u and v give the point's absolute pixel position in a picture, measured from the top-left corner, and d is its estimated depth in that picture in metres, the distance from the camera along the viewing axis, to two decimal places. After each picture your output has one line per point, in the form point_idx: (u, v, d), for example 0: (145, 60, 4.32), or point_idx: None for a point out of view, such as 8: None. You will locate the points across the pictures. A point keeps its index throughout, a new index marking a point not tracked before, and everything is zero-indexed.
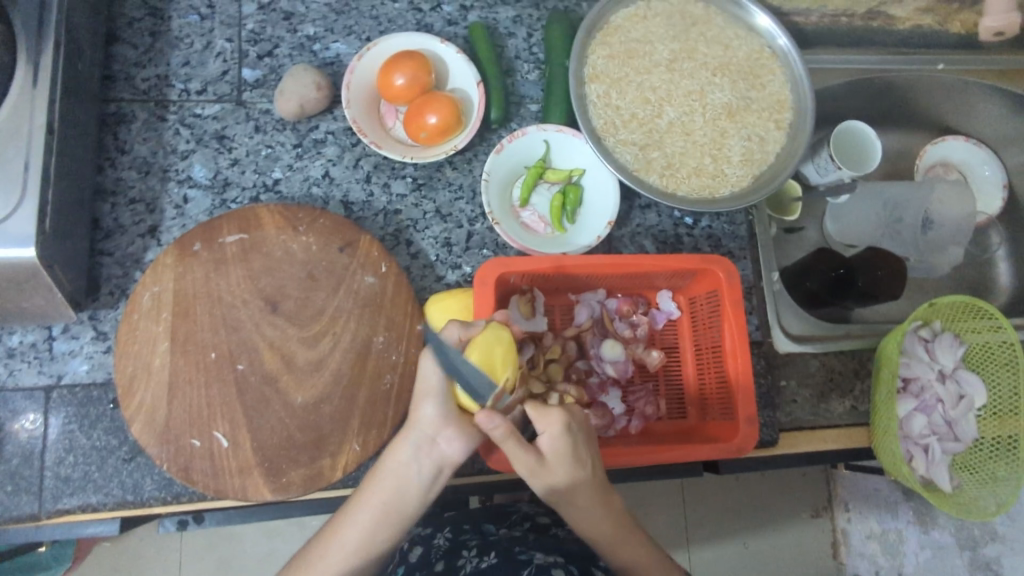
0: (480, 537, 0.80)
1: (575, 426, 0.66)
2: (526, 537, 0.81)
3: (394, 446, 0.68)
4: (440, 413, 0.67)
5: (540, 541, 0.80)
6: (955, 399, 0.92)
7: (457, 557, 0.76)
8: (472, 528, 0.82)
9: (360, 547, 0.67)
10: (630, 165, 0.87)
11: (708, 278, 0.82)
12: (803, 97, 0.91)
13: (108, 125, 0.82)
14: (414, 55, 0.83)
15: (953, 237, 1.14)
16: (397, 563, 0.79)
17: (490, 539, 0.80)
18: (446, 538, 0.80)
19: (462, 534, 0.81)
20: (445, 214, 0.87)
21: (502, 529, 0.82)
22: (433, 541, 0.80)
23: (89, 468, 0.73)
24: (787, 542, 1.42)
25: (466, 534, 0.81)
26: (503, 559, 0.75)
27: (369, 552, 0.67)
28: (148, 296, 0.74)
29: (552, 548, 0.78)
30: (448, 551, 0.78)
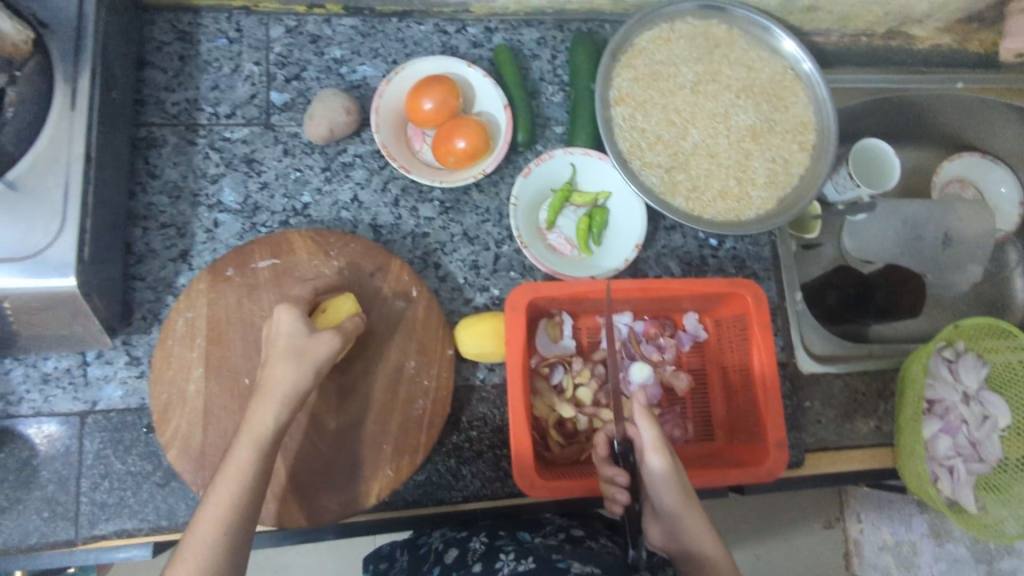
0: (516, 542, 0.74)
1: None
2: (562, 546, 0.73)
3: (253, 405, 0.62)
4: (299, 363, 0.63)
5: (577, 552, 0.72)
6: (979, 419, 0.93)
7: (494, 561, 0.72)
8: (508, 534, 0.77)
9: (234, 500, 0.57)
10: (656, 188, 0.88)
11: (735, 302, 0.82)
12: (826, 118, 0.91)
13: (139, 149, 0.83)
14: (442, 80, 0.83)
15: (971, 256, 1.15)
16: (433, 563, 0.77)
17: (526, 544, 0.74)
18: (483, 542, 0.75)
19: (498, 539, 0.76)
20: (472, 237, 0.87)
21: (538, 538, 0.76)
22: (469, 544, 0.76)
23: (124, 493, 0.73)
24: (795, 551, 1.37)
25: (502, 539, 0.76)
26: (540, 564, 0.69)
27: (242, 504, 0.57)
28: (182, 322, 0.74)
29: (590, 559, 0.70)
30: (484, 554, 0.73)
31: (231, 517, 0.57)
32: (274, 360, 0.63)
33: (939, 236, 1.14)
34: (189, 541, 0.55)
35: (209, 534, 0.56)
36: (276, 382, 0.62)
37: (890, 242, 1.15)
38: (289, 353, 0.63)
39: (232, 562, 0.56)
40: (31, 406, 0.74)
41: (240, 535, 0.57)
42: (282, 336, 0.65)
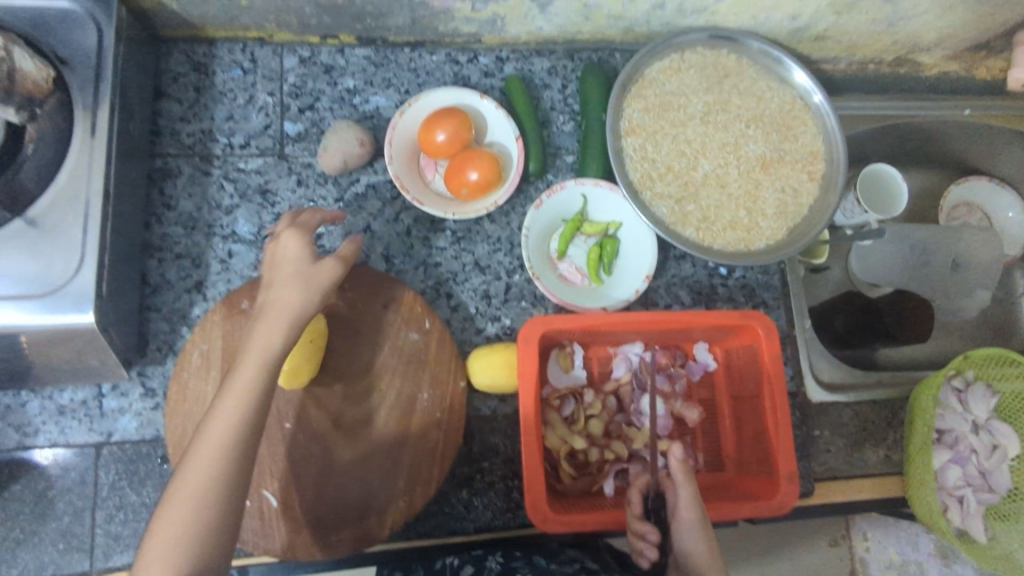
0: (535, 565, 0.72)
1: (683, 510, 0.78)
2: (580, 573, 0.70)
3: (256, 327, 0.62)
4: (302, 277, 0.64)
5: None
6: (989, 449, 0.92)
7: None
8: (524, 557, 0.75)
9: (246, 400, 0.58)
10: (666, 218, 0.88)
11: (746, 333, 0.83)
12: (835, 148, 0.92)
13: (155, 180, 0.84)
14: (455, 112, 0.84)
15: (981, 279, 1.12)
16: None
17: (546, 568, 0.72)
18: (499, 563, 0.73)
19: (514, 560, 0.74)
20: (484, 267, 0.88)
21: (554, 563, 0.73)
22: (485, 564, 0.73)
23: (139, 525, 0.73)
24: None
25: (519, 561, 0.73)
26: None
27: (247, 424, 0.58)
28: (197, 354, 0.75)
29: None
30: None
31: (237, 436, 0.57)
32: (273, 286, 0.64)
33: (949, 259, 1.12)
34: (195, 457, 0.56)
35: (215, 456, 0.56)
36: (278, 303, 0.63)
37: (898, 266, 1.14)
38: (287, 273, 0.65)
39: (238, 478, 0.57)
40: (46, 437, 0.75)
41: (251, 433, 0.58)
42: (285, 256, 0.66)
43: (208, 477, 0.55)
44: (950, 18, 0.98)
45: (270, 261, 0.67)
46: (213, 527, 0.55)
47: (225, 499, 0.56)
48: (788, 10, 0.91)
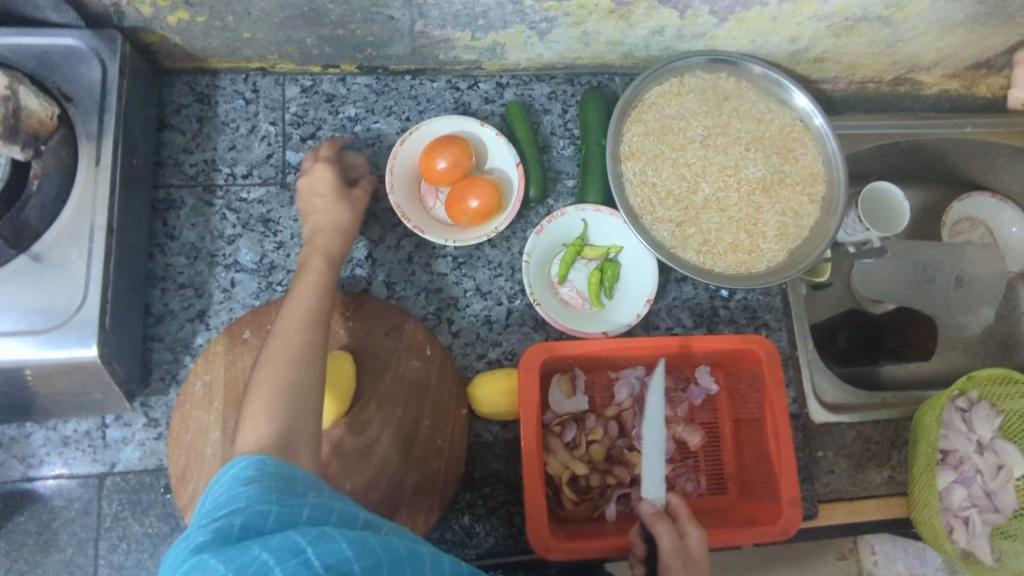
0: None
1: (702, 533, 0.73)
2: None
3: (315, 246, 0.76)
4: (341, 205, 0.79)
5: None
6: (995, 470, 0.92)
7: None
8: None
9: (309, 300, 0.69)
10: (666, 243, 0.88)
11: (748, 358, 0.83)
12: (835, 170, 0.92)
13: (158, 211, 0.84)
14: (456, 140, 0.85)
15: (985, 296, 1.13)
16: None
17: None
18: None
19: None
20: (485, 292, 0.88)
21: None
22: None
23: (142, 555, 0.74)
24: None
25: None
26: None
27: (310, 317, 0.67)
28: (200, 385, 0.75)
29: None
30: None
31: (307, 332, 0.65)
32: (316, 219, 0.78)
33: (952, 279, 1.13)
34: (271, 351, 0.63)
35: (296, 335, 0.64)
36: (325, 224, 0.77)
37: (900, 284, 1.16)
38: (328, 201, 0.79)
39: (316, 350, 0.64)
40: (50, 468, 0.75)
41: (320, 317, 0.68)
42: (324, 198, 0.79)
43: (286, 356, 0.62)
44: (950, 39, 0.98)
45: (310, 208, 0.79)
46: (298, 398, 0.59)
47: (309, 366, 0.62)
48: (786, 33, 0.92)
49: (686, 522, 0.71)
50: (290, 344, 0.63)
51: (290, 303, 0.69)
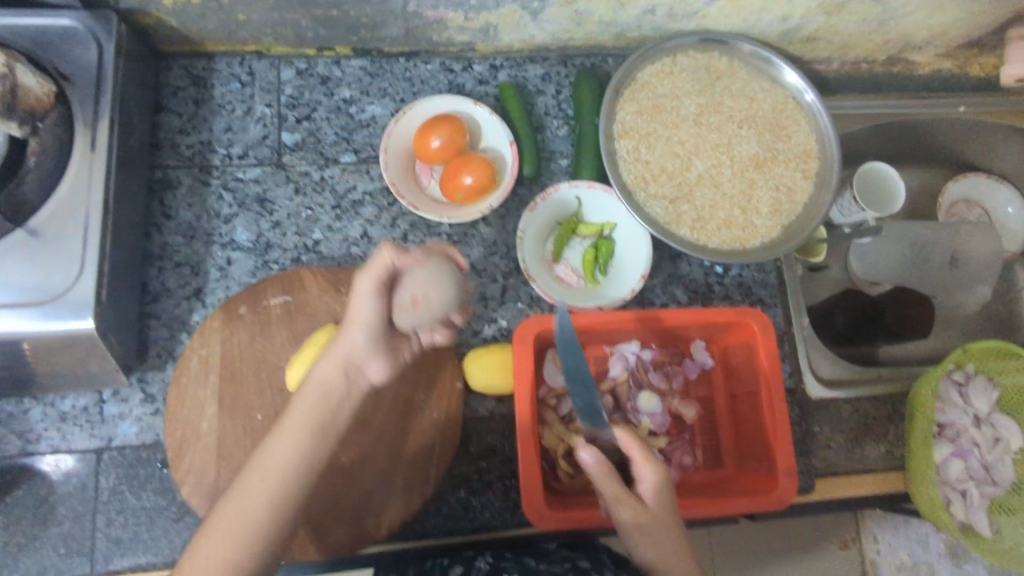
0: (524, 567, 0.71)
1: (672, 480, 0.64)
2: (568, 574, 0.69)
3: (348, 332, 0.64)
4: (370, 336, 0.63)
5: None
6: (991, 443, 0.92)
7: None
8: (515, 557, 0.74)
9: (321, 402, 0.62)
10: (660, 219, 0.89)
11: (742, 331, 0.83)
12: (829, 146, 0.93)
13: (155, 191, 0.85)
14: (449, 119, 0.85)
15: (981, 274, 1.13)
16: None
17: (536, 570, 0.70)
18: (488, 563, 0.72)
19: (504, 561, 0.73)
20: (480, 270, 0.88)
21: (545, 563, 0.71)
22: (474, 563, 0.73)
23: (139, 529, 0.75)
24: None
25: (508, 561, 0.72)
26: None
27: (312, 434, 0.62)
28: (196, 360, 0.76)
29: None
30: None
31: (306, 457, 0.61)
32: (348, 331, 0.63)
33: (947, 257, 1.13)
34: (264, 467, 0.60)
35: (284, 460, 0.60)
36: (346, 356, 0.63)
37: (898, 263, 1.16)
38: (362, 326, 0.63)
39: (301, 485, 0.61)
40: (49, 443, 0.76)
41: (317, 438, 0.62)
42: (368, 321, 0.63)
43: (269, 487, 0.60)
44: (941, 17, 0.98)
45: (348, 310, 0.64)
46: (254, 538, 0.59)
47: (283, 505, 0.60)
48: (778, 11, 0.92)
49: (641, 463, 0.64)
50: (274, 468, 0.60)
51: (293, 415, 0.63)
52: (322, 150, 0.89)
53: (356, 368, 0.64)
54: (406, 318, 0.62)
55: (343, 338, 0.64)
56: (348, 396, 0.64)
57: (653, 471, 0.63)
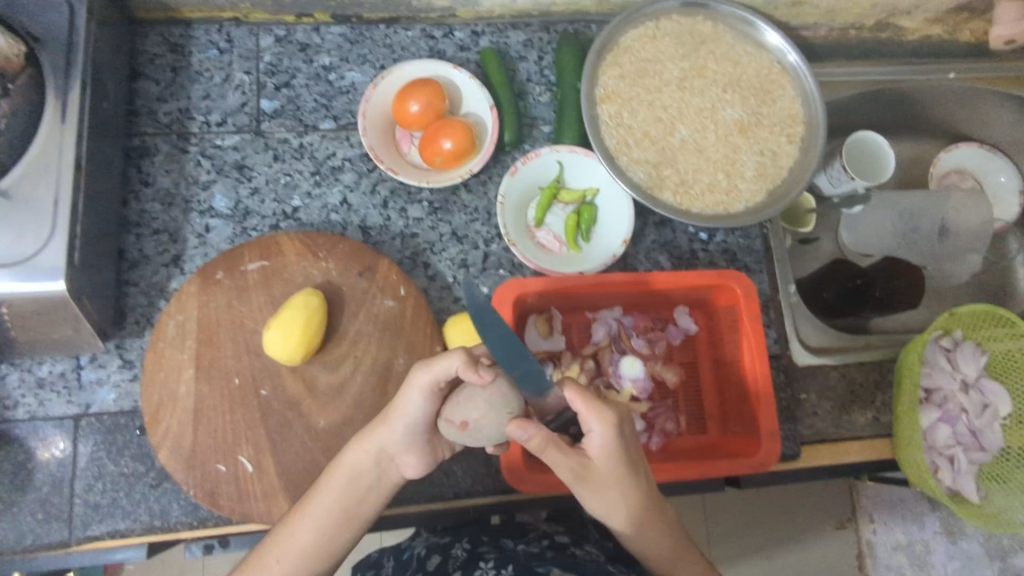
0: (497, 551, 0.80)
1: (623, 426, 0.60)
2: (544, 553, 0.80)
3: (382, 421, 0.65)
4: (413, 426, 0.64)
5: (559, 559, 0.78)
6: (979, 409, 0.92)
7: (473, 568, 0.77)
8: (490, 541, 0.84)
9: (344, 490, 0.66)
10: (643, 183, 0.87)
11: (725, 294, 0.83)
12: (814, 112, 0.91)
13: (132, 159, 0.84)
14: (428, 83, 0.84)
15: (971, 244, 1.15)
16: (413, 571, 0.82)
17: (507, 552, 0.80)
18: (464, 549, 0.82)
19: (479, 545, 0.82)
20: (461, 236, 0.88)
21: (521, 544, 0.83)
22: (451, 551, 0.82)
23: (117, 494, 0.74)
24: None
25: (483, 546, 0.82)
26: None
27: (335, 518, 0.66)
28: (173, 325, 0.76)
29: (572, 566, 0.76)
30: (465, 562, 0.79)
31: (325, 535, 0.66)
32: (389, 427, 0.65)
33: (936, 226, 1.14)
34: (283, 539, 0.65)
35: (304, 538, 0.65)
36: (383, 443, 0.65)
37: (888, 235, 1.15)
38: (404, 420, 0.64)
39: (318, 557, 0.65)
40: (26, 410, 0.76)
41: (341, 520, 0.66)
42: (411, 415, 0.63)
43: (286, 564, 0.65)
44: None
45: (397, 400, 0.64)
46: None
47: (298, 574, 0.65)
48: None
49: (586, 416, 0.59)
50: (292, 544, 0.65)
51: (321, 491, 0.66)
52: (302, 118, 0.88)
53: (387, 456, 0.66)
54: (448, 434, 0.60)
55: (381, 429, 0.65)
56: (377, 480, 0.67)
57: (600, 424, 0.59)
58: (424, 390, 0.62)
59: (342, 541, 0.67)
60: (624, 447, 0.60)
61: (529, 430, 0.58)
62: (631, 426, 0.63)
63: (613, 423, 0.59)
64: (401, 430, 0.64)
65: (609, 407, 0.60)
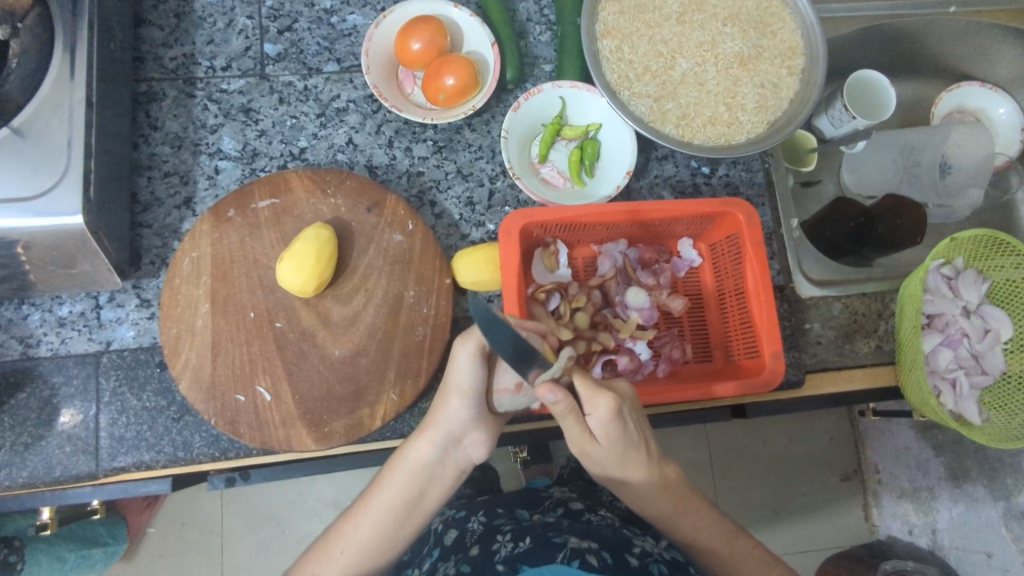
0: (513, 521, 0.86)
1: (625, 409, 0.65)
2: (560, 523, 0.85)
3: (442, 405, 0.68)
4: (470, 409, 0.67)
5: (574, 527, 0.84)
6: (981, 333, 0.93)
7: (492, 542, 0.82)
8: (506, 513, 0.89)
9: (405, 484, 0.69)
10: (645, 116, 0.88)
11: (728, 222, 0.84)
12: (815, 42, 0.89)
13: (140, 104, 0.86)
14: (428, 20, 0.85)
15: (972, 179, 1.13)
16: (434, 544, 0.89)
17: (523, 523, 0.85)
18: (480, 523, 0.88)
19: (495, 519, 0.88)
20: (466, 174, 0.89)
21: (535, 515, 0.89)
22: (468, 526, 0.88)
23: (141, 428, 0.76)
24: (816, 531, 1.43)
25: (499, 519, 0.88)
26: (537, 543, 0.79)
27: (393, 510, 0.70)
28: (188, 262, 0.77)
29: (586, 534, 0.82)
30: (482, 536, 0.84)
31: (383, 527, 0.70)
32: (451, 409, 0.67)
33: (937, 161, 1.13)
34: (348, 530, 0.71)
35: (365, 531, 0.70)
36: (441, 426, 0.68)
37: (889, 171, 1.16)
38: (466, 398, 0.67)
39: (376, 550, 0.70)
40: (49, 347, 0.78)
41: (398, 512, 0.70)
42: (468, 396, 0.66)
43: (347, 558, 0.70)
44: None
45: (450, 375, 0.67)
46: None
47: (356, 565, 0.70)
48: None
49: (589, 401, 0.63)
50: (355, 536, 0.70)
51: (384, 484, 0.70)
52: (305, 60, 0.89)
53: (448, 447, 0.69)
54: (507, 402, 0.68)
55: (445, 410, 0.68)
56: (437, 471, 0.70)
57: (600, 410, 0.63)
58: (477, 357, 0.65)
59: (398, 534, 0.71)
60: (622, 423, 0.65)
61: (555, 395, 0.60)
62: (630, 404, 0.67)
63: (611, 404, 0.63)
64: (467, 407, 0.67)
65: (606, 390, 0.63)
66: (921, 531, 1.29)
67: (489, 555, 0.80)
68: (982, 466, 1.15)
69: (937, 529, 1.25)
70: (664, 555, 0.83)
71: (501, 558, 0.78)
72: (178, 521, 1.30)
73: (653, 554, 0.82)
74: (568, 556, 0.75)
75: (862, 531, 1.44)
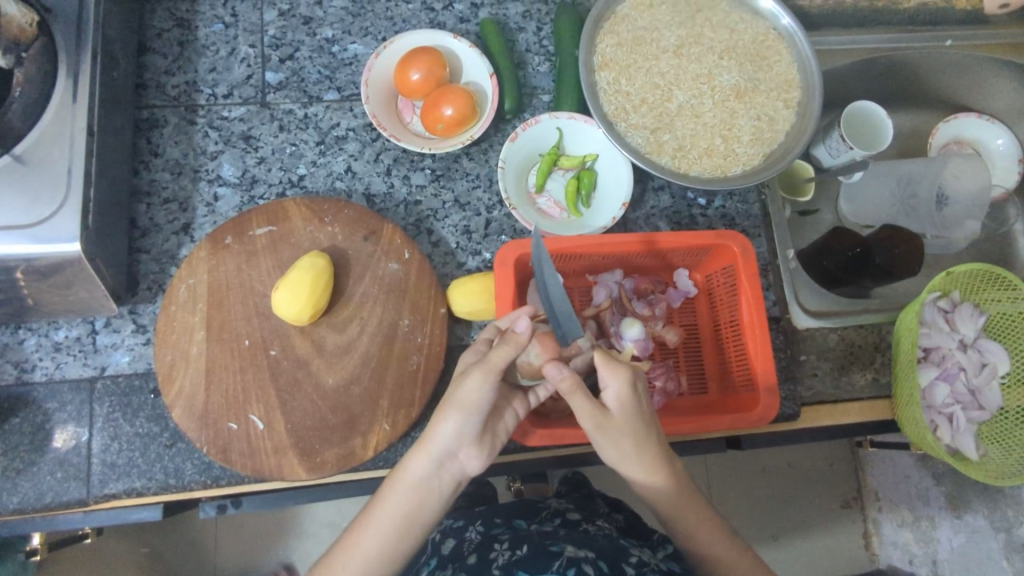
0: (511, 531, 0.86)
1: (639, 383, 0.66)
2: (557, 532, 0.84)
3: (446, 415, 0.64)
4: (464, 428, 0.64)
5: (571, 536, 0.83)
6: (978, 366, 0.93)
7: (489, 550, 0.82)
8: (504, 521, 0.89)
9: (404, 499, 0.65)
10: (642, 147, 0.88)
11: (724, 254, 0.84)
12: (810, 76, 0.90)
13: (142, 130, 0.87)
14: (427, 51, 0.86)
15: (970, 211, 1.13)
16: (431, 555, 0.87)
17: (520, 532, 0.85)
18: (478, 532, 0.87)
19: (493, 528, 0.87)
20: (463, 203, 0.89)
21: (532, 524, 0.88)
22: (466, 534, 0.87)
23: (133, 454, 0.76)
24: (817, 557, 1.41)
25: (497, 528, 0.87)
26: (534, 550, 0.79)
27: (393, 527, 0.65)
28: (184, 288, 0.78)
29: (583, 543, 0.81)
30: (479, 545, 0.84)
31: (384, 544, 0.65)
32: (456, 420, 0.64)
33: (935, 193, 1.14)
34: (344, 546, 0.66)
35: (370, 549, 0.65)
36: (445, 437, 0.64)
37: (886, 203, 1.17)
38: (469, 412, 0.64)
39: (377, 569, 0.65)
40: (43, 372, 0.78)
41: (395, 531, 0.65)
42: (469, 409, 0.64)
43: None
44: None
45: (454, 388, 0.64)
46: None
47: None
48: None
49: (604, 373, 0.65)
50: (359, 554, 0.65)
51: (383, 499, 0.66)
52: (306, 89, 0.90)
53: (448, 459, 0.65)
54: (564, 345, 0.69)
55: (445, 423, 0.64)
56: (437, 485, 0.66)
57: (615, 379, 0.65)
58: (490, 379, 0.63)
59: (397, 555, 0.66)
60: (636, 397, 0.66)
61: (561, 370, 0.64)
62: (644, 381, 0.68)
63: (626, 377, 0.65)
64: (469, 419, 0.64)
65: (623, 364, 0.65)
66: (922, 560, 1.27)
67: (485, 564, 0.79)
68: (982, 496, 1.13)
69: (937, 560, 1.23)
70: (662, 565, 0.82)
71: (498, 564, 0.78)
72: (171, 543, 1.29)
73: (650, 564, 0.80)
74: (564, 565, 0.75)
75: (862, 560, 1.42)
